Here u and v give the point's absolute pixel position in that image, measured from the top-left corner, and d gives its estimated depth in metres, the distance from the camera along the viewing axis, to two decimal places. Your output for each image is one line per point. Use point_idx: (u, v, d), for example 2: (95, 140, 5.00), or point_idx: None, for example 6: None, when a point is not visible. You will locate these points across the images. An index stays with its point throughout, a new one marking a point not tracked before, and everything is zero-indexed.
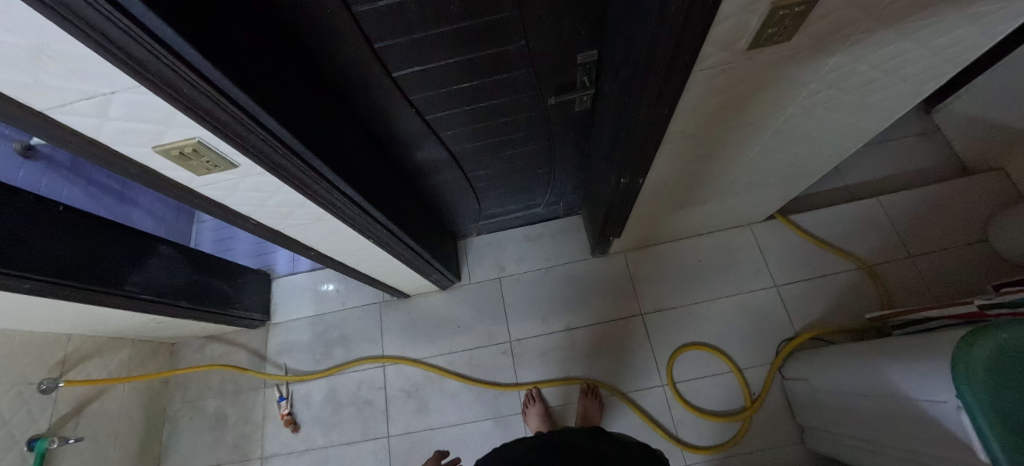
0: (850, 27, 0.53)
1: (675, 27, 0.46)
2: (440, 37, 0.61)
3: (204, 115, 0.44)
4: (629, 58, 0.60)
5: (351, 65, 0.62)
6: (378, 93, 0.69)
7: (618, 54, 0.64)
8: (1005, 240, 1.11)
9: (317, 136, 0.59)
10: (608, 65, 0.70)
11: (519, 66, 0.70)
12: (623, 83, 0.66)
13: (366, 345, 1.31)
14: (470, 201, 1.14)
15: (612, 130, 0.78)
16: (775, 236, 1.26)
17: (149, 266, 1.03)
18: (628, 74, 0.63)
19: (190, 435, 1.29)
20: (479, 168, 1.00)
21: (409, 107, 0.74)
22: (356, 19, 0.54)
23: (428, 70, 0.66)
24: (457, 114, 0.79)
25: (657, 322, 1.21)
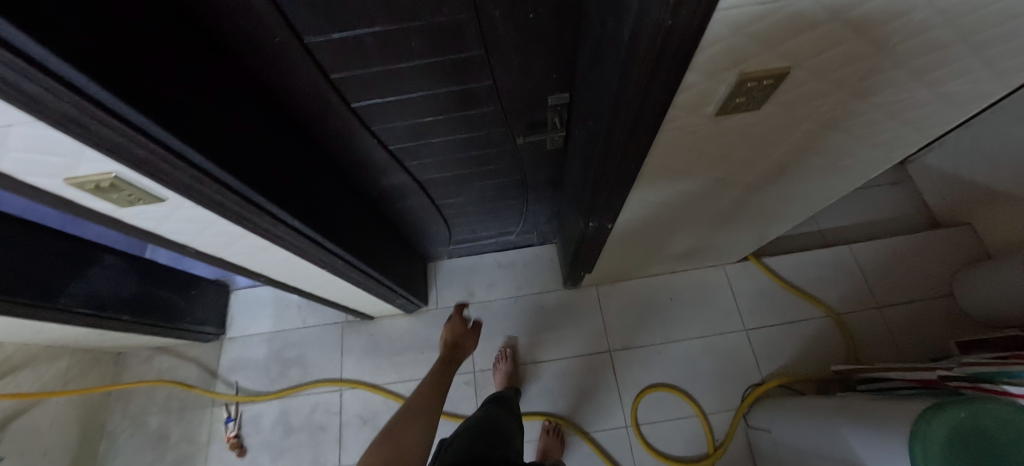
0: (820, 98, 0.51)
1: (641, 90, 0.44)
2: (401, 71, 0.58)
3: (115, 150, 0.40)
4: (595, 110, 0.58)
5: (306, 94, 0.58)
6: (337, 122, 0.65)
7: (586, 103, 0.62)
8: (970, 297, 1.13)
9: (259, 168, 0.55)
10: (577, 111, 0.68)
11: (487, 103, 0.67)
12: (591, 131, 0.64)
13: (324, 367, 1.25)
14: (440, 226, 1.11)
15: (581, 174, 0.76)
16: (747, 278, 1.26)
17: (87, 277, 0.96)
18: (595, 124, 0.60)
19: (128, 453, 1.20)
20: (448, 196, 0.97)
21: (372, 137, 0.70)
22: (309, 50, 0.51)
23: (390, 103, 0.63)
24: (424, 146, 0.76)
25: (624, 360, 1.19)
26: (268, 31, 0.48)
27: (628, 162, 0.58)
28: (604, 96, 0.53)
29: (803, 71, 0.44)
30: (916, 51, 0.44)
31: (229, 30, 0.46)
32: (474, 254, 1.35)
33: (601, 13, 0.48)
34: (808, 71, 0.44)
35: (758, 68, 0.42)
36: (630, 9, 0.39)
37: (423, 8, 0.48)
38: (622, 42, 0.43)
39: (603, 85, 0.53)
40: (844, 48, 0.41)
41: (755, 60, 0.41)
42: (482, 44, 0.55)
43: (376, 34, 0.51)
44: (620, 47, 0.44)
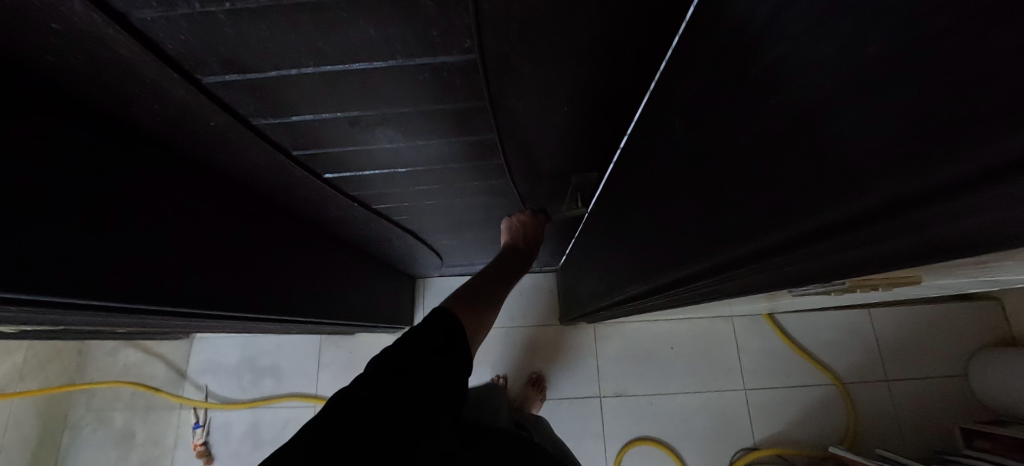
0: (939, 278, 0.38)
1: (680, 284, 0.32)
2: (395, 150, 0.47)
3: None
4: (626, 233, 0.47)
5: (266, 172, 0.47)
6: (309, 192, 0.54)
7: (619, 210, 0.51)
8: (985, 386, 1.06)
9: (213, 275, 0.43)
10: (609, 202, 0.57)
11: (496, 177, 0.57)
12: (616, 237, 0.53)
13: (299, 380, 1.19)
14: (432, 256, 1.00)
15: (599, 263, 0.66)
16: (754, 334, 1.18)
17: None
18: (624, 245, 0.49)
19: (91, 449, 1.16)
20: (443, 236, 0.85)
21: (353, 201, 0.59)
22: (258, 133, 0.40)
23: (375, 174, 0.52)
24: (414, 205, 0.65)
25: (615, 408, 1.13)
26: (203, 115, 0.36)
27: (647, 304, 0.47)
28: (643, 231, 0.42)
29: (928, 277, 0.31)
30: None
31: (151, 111, 0.35)
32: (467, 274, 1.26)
33: (664, 141, 0.37)
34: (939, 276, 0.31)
35: (879, 277, 0.29)
36: (707, 195, 0.27)
37: (422, 96, 0.36)
38: (681, 209, 0.31)
39: (646, 223, 0.41)
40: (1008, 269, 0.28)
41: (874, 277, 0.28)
42: (496, 129, 0.43)
43: (353, 118, 0.39)
44: (678, 217, 0.32)
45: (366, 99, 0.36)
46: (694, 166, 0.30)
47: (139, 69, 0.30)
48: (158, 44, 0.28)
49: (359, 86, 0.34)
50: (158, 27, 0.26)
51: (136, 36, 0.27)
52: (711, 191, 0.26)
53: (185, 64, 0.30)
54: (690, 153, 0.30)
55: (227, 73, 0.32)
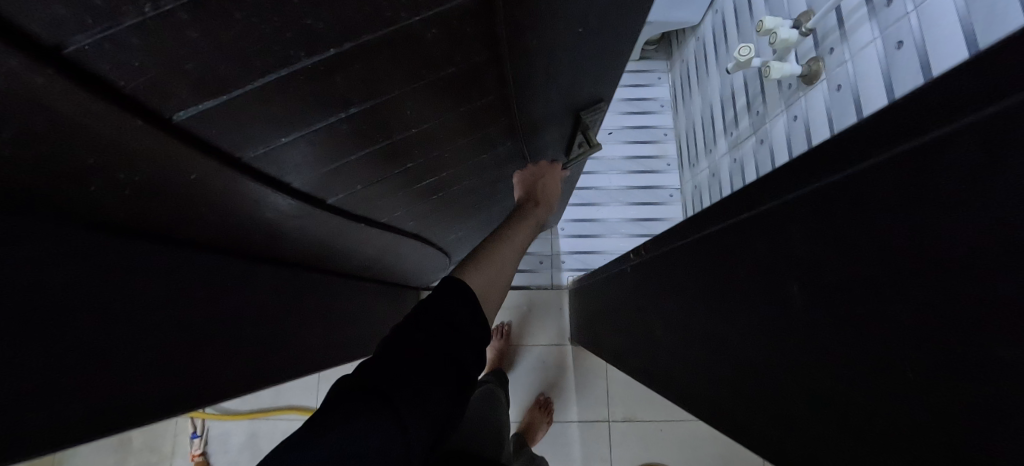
0: None
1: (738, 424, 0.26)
2: (401, 144, 0.41)
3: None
4: (661, 311, 0.40)
5: (270, 222, 0.38)
6: (314, 230, 0.46)
7: (650, 279, 0.44)
8: None
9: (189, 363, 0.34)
10: (636, 261, 0.51)
11: (501, 142, 0.55)
12: (642, 302, 0.46)
13: (298, 392, 1.15)
14: (440, 257, 0.97)
15: (618, 315, 0.59)
16: None
17: None
18: (654, 321, 0.42)
19: (88, 453, 1.14)
20: (447, 230, 0.83)
21: (357, 221, 0.51)
22: (252, 173, 0.31)
23: (380, 181, 0.46)
24: (421, 207, 0.63)
25: (623, 433, 1.09)
26: (191, 166, 0.26)
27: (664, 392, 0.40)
28: (689, 321, 0.33)
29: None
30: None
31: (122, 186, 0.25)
32: None
33: (728, 216, 0.28)
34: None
35: None
36: (791, 336, 0.21)
37: (429, 62, 0.30)
38: (756, 335, 0.23)
39: (693, 304, 0.33)
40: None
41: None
42: (504, 82, 0.39)
43: (346, 120, 0.31)
44: (747, 338, 0.25)
45: (361, 89, 0.28)
46: (770, 277, 0.22)
47: (95, 127, 0.20)
48: (112, 80, 0.18)
49: (356, 69, 0.26)
50: (99, 56, 0.17)
51: (73, 73, 0.17)
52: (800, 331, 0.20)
53: (159, 101, 0.21)
54: (766, 254, 0.23)
55: (212, 99, 0.22)
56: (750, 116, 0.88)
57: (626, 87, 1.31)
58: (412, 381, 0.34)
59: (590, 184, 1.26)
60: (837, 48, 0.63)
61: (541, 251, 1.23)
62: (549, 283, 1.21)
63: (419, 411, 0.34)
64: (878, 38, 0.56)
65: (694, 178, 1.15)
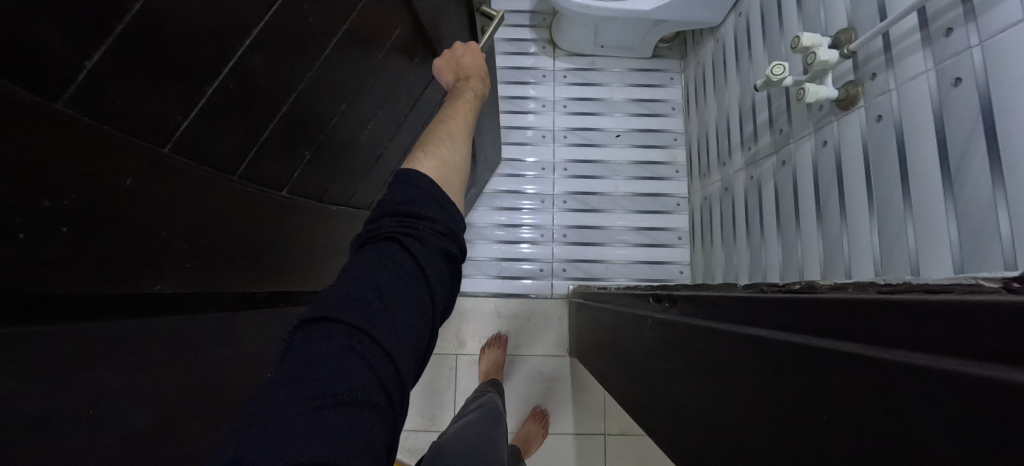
0: None
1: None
2: (322, 89, 0.37)
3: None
4: (693, 387, 0.36)
5: (228, 220, 0.35)
6: (279, 224, 0.42)
7: (679, 345, 0.40)
8: None
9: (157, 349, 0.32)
10: (661, 315, 0.46)
11: (413, 57, 0.51)
12: (669, 363, 0.42)
13: None
14: None
15: (632, 357, 0.55)
16: None
17: None
18: (682, 393, 0.38)
19: None
20: None
21: (321, 205, 0.49)
22: (186, 155, 0.28)
23: (326, 153, 0.44)
24: (380, 180, 0.62)
25: (618, 446, 1.09)
26: (123, 164, 0.24)
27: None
28: (723, 401, 0.31)
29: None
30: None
31: (67, 218, 0.22)
32: (470, 293, 1.17)
33: (791, 302, 0.25)
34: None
35: None
36: (840, 410, 0.20)
37: None
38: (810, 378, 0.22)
39: (729, 366, 0.30)
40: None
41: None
42: None
43: (232, 80, 0.28)
44: (791, 430, 0.23)
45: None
46: (833, 370, 0.20)
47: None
48: None
49: None
50: None
51: None
52: (849, 437, 0.19)
53: (43, 62, 0.18)
54: (848, 352, 0.20)
55: (98, 52, 0.19)
56: (772, 133, 0.83)
57: (635, 87, 1.24)
58: (375, 291, 0.30)
59: (594, 189, 1.21)
60: (880, 74, 0.58)
61: (541, 257, 1.19)
62: (548, 291, 1.17)
63: (395, 325, 0.30)
64: (931, 70, 0.51)
65: (704, 191, 1.12)
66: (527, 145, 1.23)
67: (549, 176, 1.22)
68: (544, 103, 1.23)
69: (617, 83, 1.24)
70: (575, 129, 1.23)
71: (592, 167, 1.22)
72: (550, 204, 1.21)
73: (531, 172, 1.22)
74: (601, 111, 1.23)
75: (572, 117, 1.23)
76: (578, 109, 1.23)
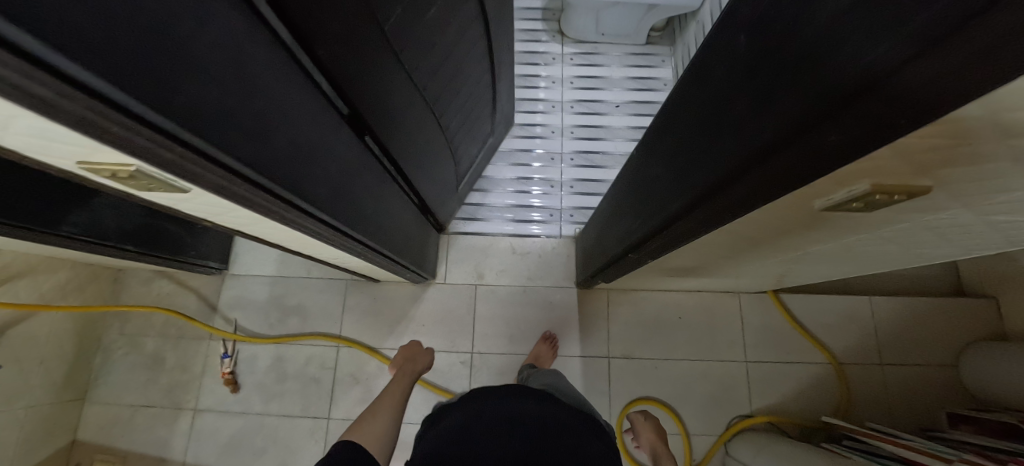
0: (934, 210, 0.43)
1: (780, 174, 0.32)
2: None
3: (178, 170, 0.37)
4: (692, 149, 0.46)
5: (355, 38, 0.51)
6: (375, 65, 0.58)
7: (671, 134, 0.53)
8: (977, 377, 1.12)
9: (306, 116, 0.48)
10: (659, 135, 0.58)
11: None
12: (665, 155, 0.55)
13: (323, 322, 1.25)
14: (450, 169, 1.09)
15: (636, 199, 0.68)
16: (760, 311, 1.24)
17: (92, 205, 0.88)
18: (677, 160, 0.50)
19: (124, 369, 1.23)
20: (455, 119, 0.96)
21: (401, 69, 0.65)
22: None
23: (412, 19, 0.61)
24: (440, 77, 0.79)
25: (621, 369, 1.20)
26: None
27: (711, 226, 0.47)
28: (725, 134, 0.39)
29: (939, 194, 0.37)
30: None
31: None
32: (488, 234, 1.31)
33: (715, 43, 0.41)
34: (951, 197, 0.38)
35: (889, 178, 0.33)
36: (737, 67, 0.37)
37: None
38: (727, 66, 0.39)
39: (725, 100, 0.38)
40: (1012, 189, 0.35)
41: (895, 181, 0.33)
42: None
43: None
44: (746, 103, 0.35)
45: None
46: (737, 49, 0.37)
47: None
48: None
49: None
50: None
51: None
52: (745, 76, 0.35)
53: None
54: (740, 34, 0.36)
55: None
56: None
57: (632, 67, 1.46)
58: None
59: (599, 149, 1.39)
60: None
61: (551, 205, 1.35)
62: (558, 234, 1.31)
63: None
64: None
65: None
66: (541, 112, 1.42)
67: (559, 138, 1.40)
68: (554, 79, 1.45)
69: (616, 64, 1.46)
70: (582, 100, 1.43)
71: (597, 131, 1.40)
72: (559, 161, 1.38)
73: (544, 134, 1.41)
74: (604, 86, 1.44)
75: (579, 91, 1.44)
76: (584, 84, 1.45)
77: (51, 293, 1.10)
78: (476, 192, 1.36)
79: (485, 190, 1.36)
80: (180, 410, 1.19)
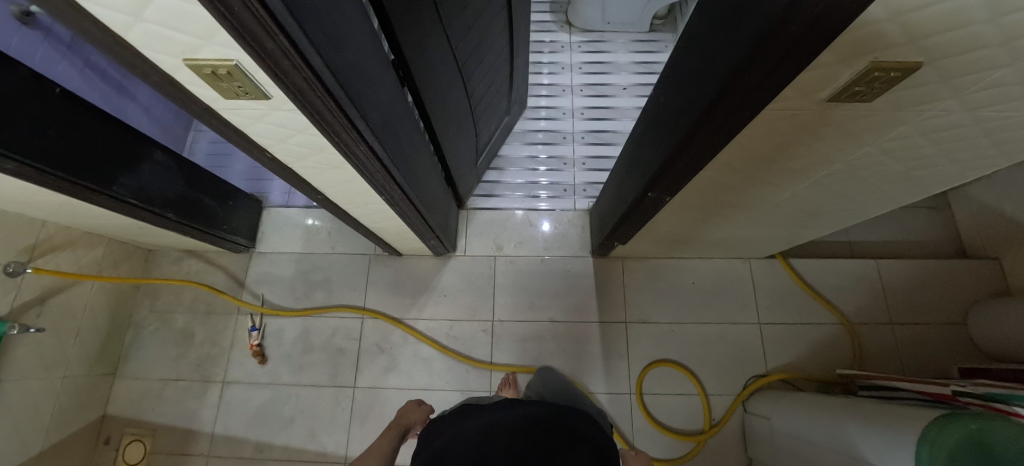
0: (929, 102, 0.48)
1: (793, 42, 0.38)
2: None
3: (273, 64, 0.41)
4: (701, 77, 0.54)
5: None
6: (421, 12, 0.64)
7: (680, 73, 0.61)
8: (984, 330, 1.15)
9: (367, 44, 0.54)
10: (666, 81, 0.66)
11: None
12: (675, 92, 0.62)
13: (348, 294, 1.29)
14: (471, 141, 1.15)
15: (648, 144, 0.76)
16: (770, 275, 1.28)
17: (140, 171, 0.94)
18: (687, 91, 0.58)
19: (154, 344, 1.26)
20: (479, 88, 1.03)
21: (440, 23, 0.72)
22: None
23: None
24: (470, 40, 0.86)
25: (638, 333, 1.24)
26: None
27: (722, 138, 0.54)
28: (735, 44, 0.46)
29: (931, 73, 0.42)
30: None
31: None
32: (505, 209, 1.36)
33: None
34: (942, 80, 0.43)
35: (888, 49, 0.38)
36: None
37: None
38: None
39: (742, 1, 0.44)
40: (995, 61, 0.40)
41: (892, 50, 0.38)
42: None
43: None
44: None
45: None
46: None
47: None
48: None
49: None
50: None
51: None
52: None
53: None
54: None
55: None
56: None
57: (637, 53, 1.55)
58: None
59: (608, 128, 1.46)
60: None
61: (564, 181, 1.41)
62: (573, 208, 1.36)
63: None
64: None
65: None
66: (552, 95, 1.50)
67: (570, 119, 1.48)
68: (563, 66, 1.54)
69: (621, 51, 1.55)
70: (590, 84, 1.51)
71: (606, 112, 1.48)
72: (571, 140, 1.45)
73: (556, 116, 1.48)
74: (610, 70, 1.53)
75: (587, 76, 1.52)
76: (591, 69, 1.53)
77: (90, 266, 1.15)
78: (493, 171, 1.42)
79: (501, 169, 1.42)
80: (208, 383, 1.22)
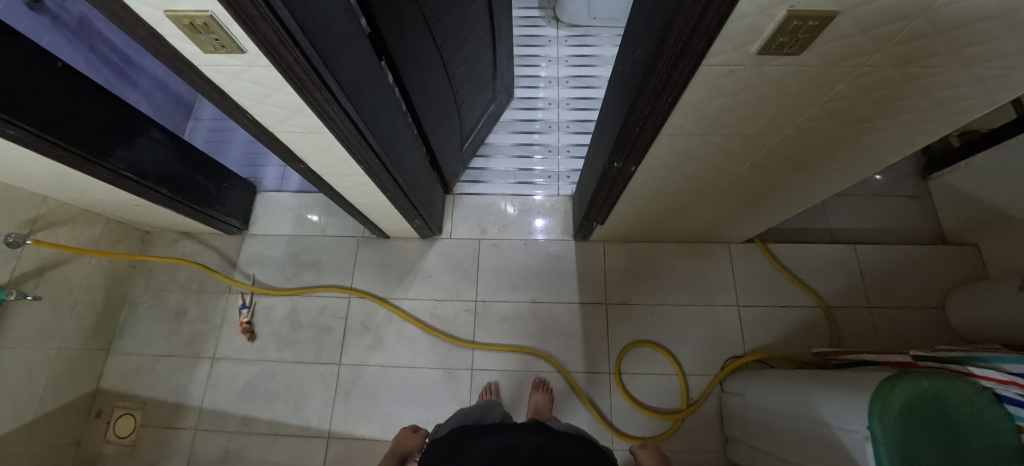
0: (857, 57, 0.50)
1: None
2: None
3: (244, 15, 0.45)
4: (646, 38, 0.58)
5: None
6: None
7: (631, 37, 0.65)
8: (959, 313, 1.17)
9: (339, 9, 0.58)
10: (620, 48, 0.70)
11: None
12: (628, 57, 0.66)
13: (336, 275, 1.33)
14: (455, 123, 1.19)
15: (612, 113, 0.79)
16: (749, 258, 1.30)
17: (135, 145, 1.00)
18: (636, 53, 0.62)
19: (148, 321, 1.30)
20: (461, 70, 1.07)
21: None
22: None
23: None
24: (449, 21, 0.90)
25: (618, 313, 1.26)
26: None
27: (668, 95, 0.58)
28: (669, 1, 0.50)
29: (849, 25, 0.45)
30: (968, 35, 0.46)
31: None
32: (491, 194, 1.40)
33: None
34: (861, 32, 0.46)
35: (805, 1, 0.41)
36: None
37: None
38: None
39: None
40: (905, 11, 0.42)
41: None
42: None
43: None
44: None
45: None
46: None
47: None
48: None
49: None
50: None
51: None
52: None
53: None
54: None
55: None
56: None
57: None
58: None
59: (593, 118, 1.50)
60: None
61: (549, 167, 1.44)
62: (556, 193, 1.40)
63: None
64: None
65: None
66: (539, 87, 1.55)
67: (556, 109, 1.52)
68: (551, 59, 1.59)
69: (607, 45, 1.60)
70: (576, 76, 1.56)
71: (591, 103, 1.52)
72: (556, 129, 1.49)
73: (542, 105, 1.53)
74: (596, 63, 1.57)
75: (574, 68, 1.57)
76: (578, 62, 1.58)
77: (88, 242, 1.20)
78: (479, 158, 1.47)
79: (488, 156, 1.47)
80: (198, 359, 1.25)
